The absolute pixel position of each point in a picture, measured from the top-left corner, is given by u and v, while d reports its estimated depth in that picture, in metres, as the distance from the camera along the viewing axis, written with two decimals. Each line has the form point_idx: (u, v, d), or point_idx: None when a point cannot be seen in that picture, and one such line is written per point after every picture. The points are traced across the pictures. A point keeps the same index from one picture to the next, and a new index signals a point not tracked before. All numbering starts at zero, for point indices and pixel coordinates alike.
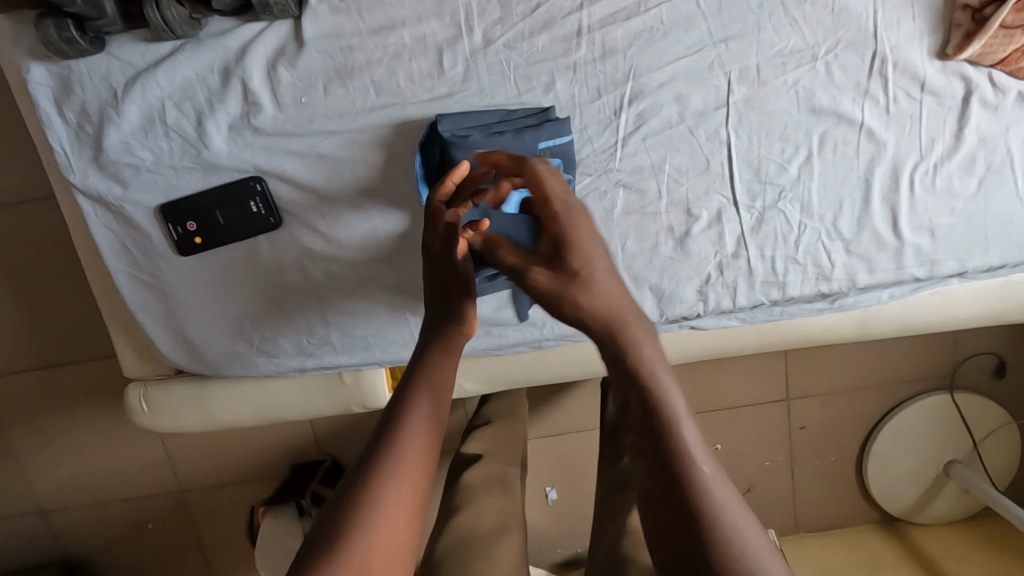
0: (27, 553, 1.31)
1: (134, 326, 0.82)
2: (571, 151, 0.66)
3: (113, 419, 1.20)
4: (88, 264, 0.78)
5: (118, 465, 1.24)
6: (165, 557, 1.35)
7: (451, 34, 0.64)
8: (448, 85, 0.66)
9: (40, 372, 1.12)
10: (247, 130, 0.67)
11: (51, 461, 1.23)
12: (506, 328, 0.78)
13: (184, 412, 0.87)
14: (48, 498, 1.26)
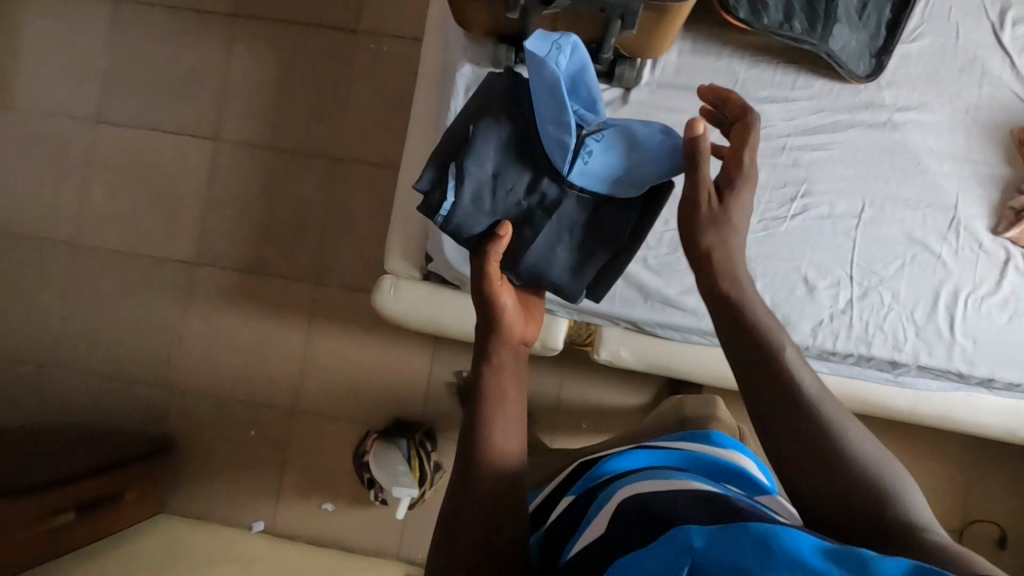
0: (178, 407, 1.64)
1: (417, 232, 1.19)
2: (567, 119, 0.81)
3: (304, 326, 1.65)
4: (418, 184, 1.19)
5: (286, 360, 1.65)
6: (270, 451, 1.63)
7: (709, 125, 1.09)
8: (698, 150, 1.09)
9: (292, 281, 1.65)
10: None
11: (245, 342, 1.65)
12: (677, 312, 1.09)
13: (418, 305, 1.21)
14: (222, 368, 1.64)
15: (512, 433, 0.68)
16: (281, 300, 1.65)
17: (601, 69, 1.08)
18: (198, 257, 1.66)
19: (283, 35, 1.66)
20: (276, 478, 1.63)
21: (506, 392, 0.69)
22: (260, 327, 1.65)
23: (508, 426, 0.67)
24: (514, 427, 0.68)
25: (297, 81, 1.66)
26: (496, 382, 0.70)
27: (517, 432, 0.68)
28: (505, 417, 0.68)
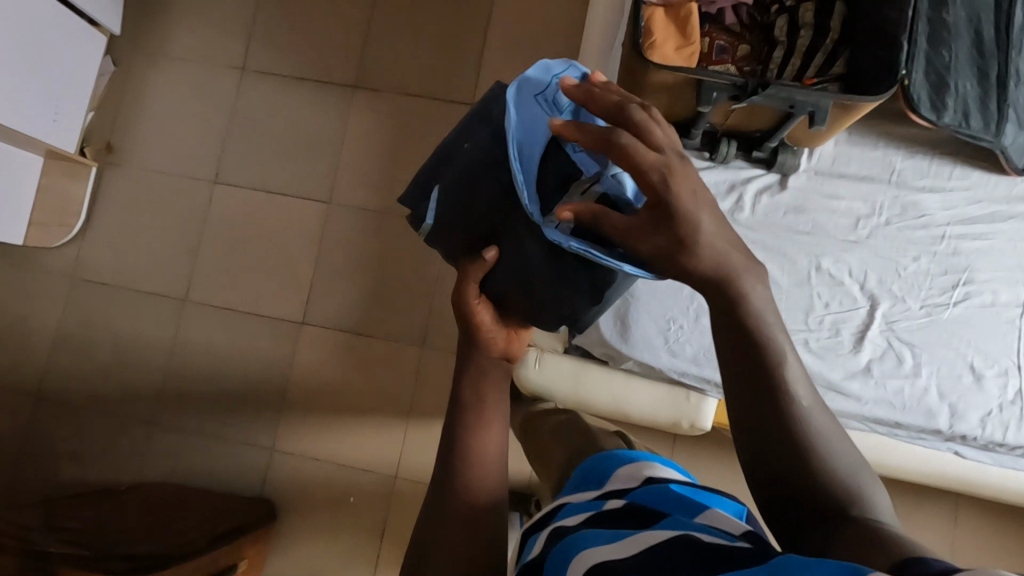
0: (283, 468, 1.63)
1: None
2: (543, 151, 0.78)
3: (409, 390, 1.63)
4: None
5: (389, 424, 1.63)
6: (370, 519, 1.60)
7: (868, 212, 1.10)
8: (857, 237, 1.10)
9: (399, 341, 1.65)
10: (730, 219, 1.12)
11: (350, 405, 1.64)
12: (840, 397, 1.08)
13: (563, 380, 1.20)
14: (326, 430, 1.64)
15: (484, 459, 0.72)
16: (387, 363, 1.65)
17: (762, 155, 1.11)
18: (307, 318, 1.67)
19: (402, 106, 1.72)
20: (374, 547, 1.59)
21: (481, 421, 0.74)
22: (366, 390, 1.64)
23: (480, 457, 0.72)
24: (489, 455, 0.73)
25: (412, 149, 1.71)
26: (473, 405, 0.75)
27: (493, 461, 0.73)
28: (479, 444, 0.73)
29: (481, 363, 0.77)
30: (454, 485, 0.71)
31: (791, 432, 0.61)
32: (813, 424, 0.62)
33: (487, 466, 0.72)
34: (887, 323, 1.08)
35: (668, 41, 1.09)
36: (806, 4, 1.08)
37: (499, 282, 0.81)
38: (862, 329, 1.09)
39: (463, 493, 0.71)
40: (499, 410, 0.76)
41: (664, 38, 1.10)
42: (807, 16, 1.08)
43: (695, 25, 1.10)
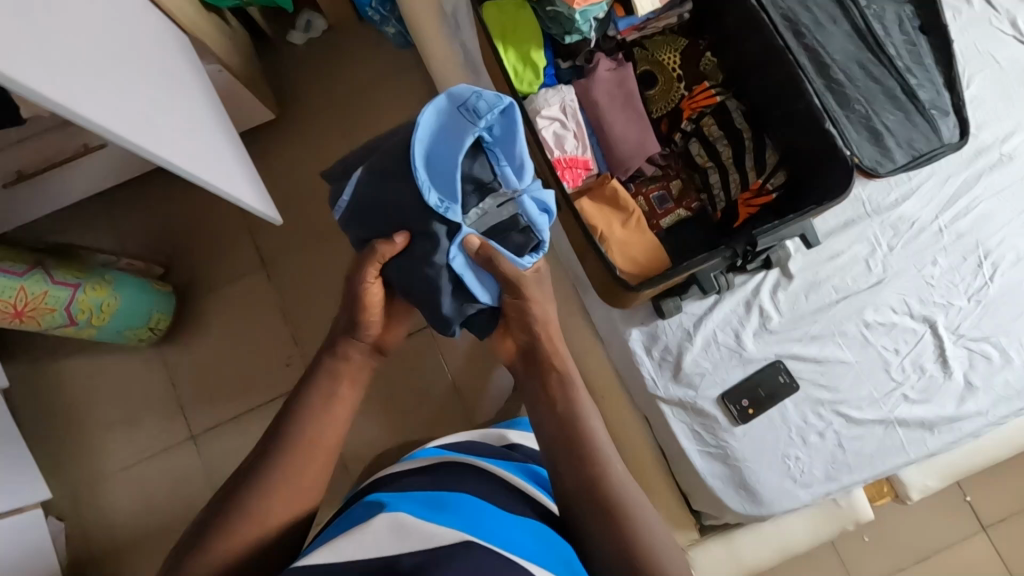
0: None
1: (671, 496, 1.12)
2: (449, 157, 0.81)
3: None
4: (649, 452, 1.14)
5: None
6: None
7: (869, 250, 1.11)
8: (877, 276, 1.10)
9: None
10: (766, 332, 1.10)
11: None
12: (966, 422, 1.07)
13: (719, 566, 1.12)
14: None
15: (309, 466, 0.76)
16: None
17: (756, 264, 1.10)
18: None
19: None
20: None
21: (332, 411, 0.80)
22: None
23: (307, 457, 0.76)
24: (315, 466, 0.77)
25: None
26: (330, 381, 0.82)
27: (317, 469, 0.77)
28: (305, 455, 0.76)
29: (334, 368, 0.83)
30: (274, 481, 0.73)
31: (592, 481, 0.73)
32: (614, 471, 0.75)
33: (312, 475, 0.76)
34: (954, 333, 1.08)
35: (614, 223, 1.07)
36: (705, 119, 1.09)
37: (395, 268, 0.83)
38: (939, 353, 1.08)
39: (281, 476, 0.74)
40: (343, 418, 0.81)
41: (608, 223, 1.07)
42: (714, 130, 1.08)
43: (625, 195, 1.08)
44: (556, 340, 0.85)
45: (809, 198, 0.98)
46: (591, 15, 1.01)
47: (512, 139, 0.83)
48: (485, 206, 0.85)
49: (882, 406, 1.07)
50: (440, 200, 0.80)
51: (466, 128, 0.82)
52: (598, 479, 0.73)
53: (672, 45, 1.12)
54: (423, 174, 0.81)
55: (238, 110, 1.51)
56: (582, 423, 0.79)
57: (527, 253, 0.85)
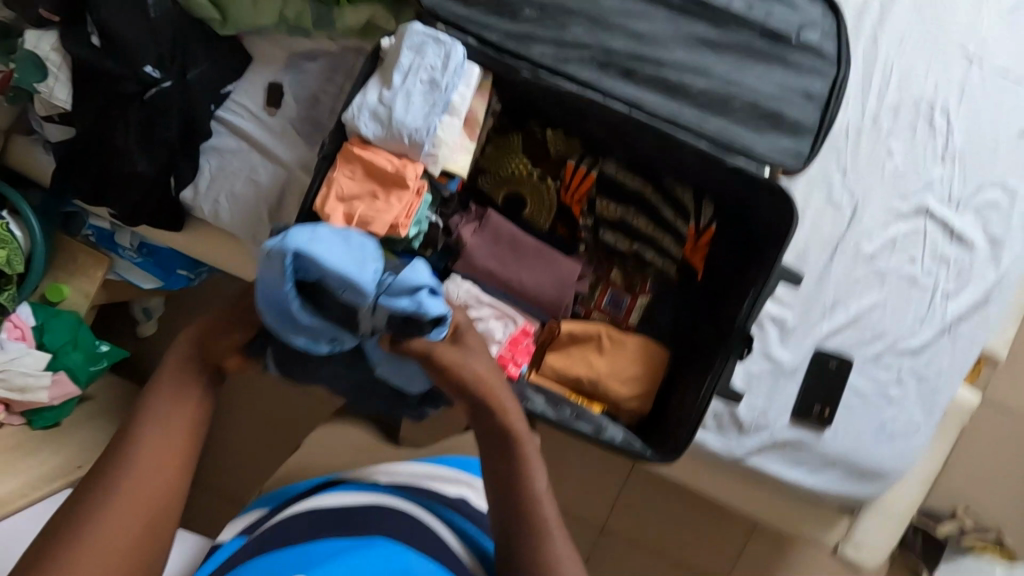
0: None
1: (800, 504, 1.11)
2: (282, 324, 0.61)
3: None
4: (762, 491, 1.10)
5: None
6: None
7: (826, 187, 0.99)
8: (850, 206, 0.99)
9: None
10: (791, 333, 1.01)
11: None
12: (1014, 271, 1.00)
13: (884, 531, 1.11)
14: None
15: (140, 510, 0.57)
16: None
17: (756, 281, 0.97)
18: None
19: None
20: None
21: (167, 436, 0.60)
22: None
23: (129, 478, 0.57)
24: (145, 509, 0.57)
25: None
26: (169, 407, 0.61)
27: (144, 513, 0.57)
28: (137, 483, 0.57)
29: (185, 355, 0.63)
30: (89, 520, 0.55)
31: (525, 538, 0.63)
32: (547, 523, 0.63)
33: (137, 512, 0.57)
34: (952, 203, 0.99)
35: (592, 361, 0.94)
36: (598, 203, 0.94)
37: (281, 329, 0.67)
38: (951, 231, 0.99)
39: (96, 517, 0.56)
40: (181, 431, 0.61)
41: (587, 367, 0.94)
42: (614, 210, 0.94)
43: (579, 326, 0.95)
44: (497, 390, 0.65)
45: (755, 228, 0.86)
46: (424, 213, 0.84)
47: (329, 270, 0.58)
48: (366, 319, 0.63)
49: (935, 316, 1.00)
50: (332, 344, 0.64)
51: (282, 297, 0.58)
52: (526, 526, 0.63)
53: (511, 150, 0.95)
54: (300, 340, 0.62)
55: None
56: (520, 466, 0.65)
57: (430, 328, 0.63)
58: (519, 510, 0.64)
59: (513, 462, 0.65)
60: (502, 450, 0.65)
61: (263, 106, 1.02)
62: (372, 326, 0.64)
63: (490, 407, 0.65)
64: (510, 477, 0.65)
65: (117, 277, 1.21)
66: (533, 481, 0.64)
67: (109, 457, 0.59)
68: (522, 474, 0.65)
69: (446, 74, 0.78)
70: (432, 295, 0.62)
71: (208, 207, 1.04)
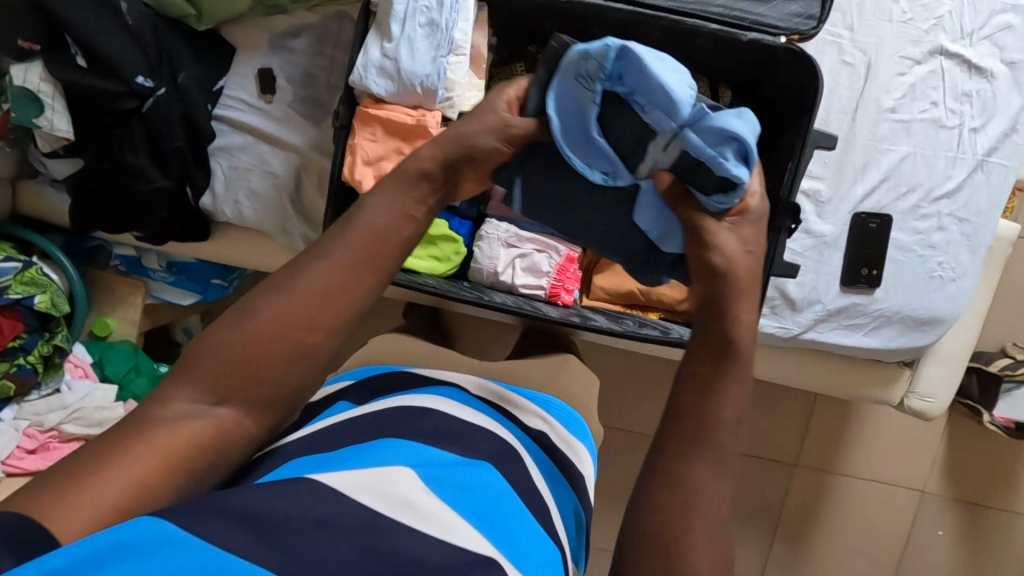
0: None
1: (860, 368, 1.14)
2: (569, 124, 0.74)
3: (844, 484, 1.62)
4: (822, 362, 1.13)
5: (874, 502, 1.62)
6: (971, 522, 1.61)
7: (837, 49, 0.98)
8: (865, 63, 0.98)
9: (793, 493, 1.62)
10: (826, 204, 1.02)
11: (847, 538, 1.64)
12: None
13: (946, 376, 1.14)
14: (873, 561, 1.65)
15: (294, 355, 0.59)
16: (816, 506, 1.63)
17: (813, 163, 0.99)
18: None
19: None
20: (996, 518, 1.60)
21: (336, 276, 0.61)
22: (838, 506, 1.63)
23: (305, 309, 0.59)
24: (294, 354, 0.59)
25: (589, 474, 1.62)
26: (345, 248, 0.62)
27: (292, 362, 0.59)
28: (302, 326, 0.59)
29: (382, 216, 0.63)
30: (252, 327, 0.58)
31: (678, 460, 0.60)
32: (706, 454, 0.60)
33: (286, 355, 0.59)
34: (966, 37, 0.97)
35: None
36: None
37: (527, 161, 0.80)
38: (969, 66, 0.98)
39: (260, 312, 0.59)
40: (341, 281, 0.61)
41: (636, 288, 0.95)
42: None
43: None
44: (730, 292, 0.66)
45: (771, 102, 0.85)
46: None
47: (649, 78, 0.69)
48: (653, 154, 0.74)
49: (964, 154, 1.00)
50: (603, 175, 0.78)
51: (585, 98, 0.72)
52: (697, 440, 0.60)
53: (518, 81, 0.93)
54: (577, 158, 0.77)
55: None
56: (711, 394, 0.62)
57: (713, 192, 0.69)
58: (696, 420, 0.61)
59: (709, 384, 0.63)
60: (707, 367, 0.64)
61: (258, 94, 1.00)
62: (653, 164, 0.74)
63: (716, 322, 0.66)
64: (702, 397, 0.62)
65: (155, 301, 1.22)
66: (722, 404, 0.62)
67: (299, 275, 0.60)
68: (717, 397, 0.62)
69: (444, 13, 0.76)
70: (733, 152, 0.67)
71: (230, 208, 1.03)
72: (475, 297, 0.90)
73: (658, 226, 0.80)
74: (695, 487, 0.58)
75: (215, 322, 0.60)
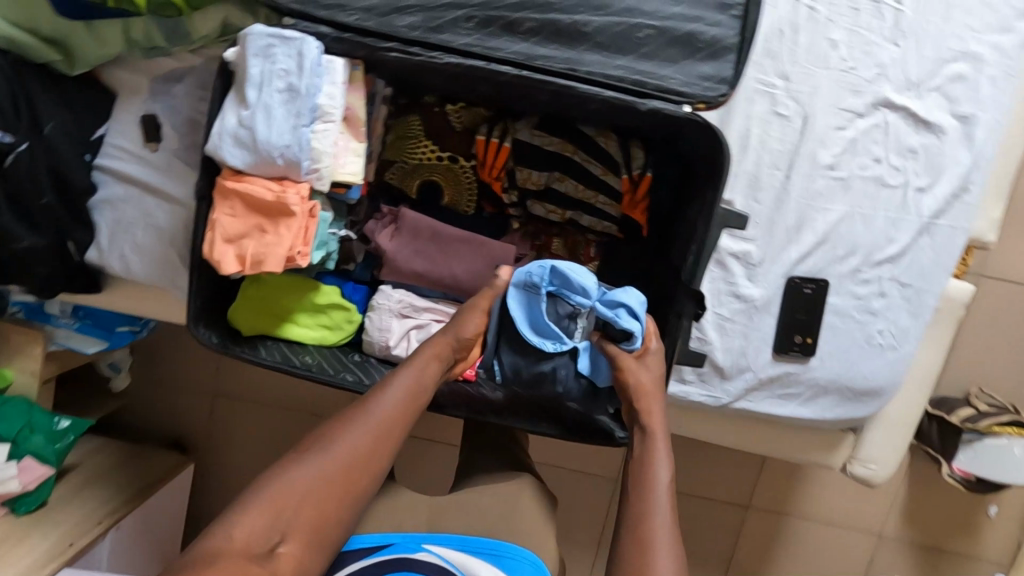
0: None
1: (800, 433, 1.07)
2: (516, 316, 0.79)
3: (800, 530, 1.55)
4: (758, 427, 1.06)
5: (830, 549, 1.56)
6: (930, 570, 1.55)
7: (771, 99, 0.88)
8: (801, 115, 0.89)
9: (747, 537, 1.56)
10: (757, 267, 0.93)
11: None
12: (990, 148, 0.89)
13: (890, 442, 1.07)
14: None
15: (351, 491, 0.65)
16: (771, 551, 1.57)
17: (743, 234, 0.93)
18: None
19: None
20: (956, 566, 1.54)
21: (376, 421, 0.69)
22: (796, 552, 1.56)
23: (367, 445, 0.67)
24: (353, 489, 0.66)
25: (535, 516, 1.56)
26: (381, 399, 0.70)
27: (348, 498, 0.65)
28: (362, 461, 0.66)
29: (426, 365, 0.74)
30: (321, 460, 0.64)
31: (636, 528, 0.65)
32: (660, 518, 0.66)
33: (344, 490, 0.65)
34: (911, 88, 0.88)
35: None
36: (518, 174, 0.84)
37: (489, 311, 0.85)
38: (915, 119, 0.89)
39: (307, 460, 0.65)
40: (375, 431, 0.68)
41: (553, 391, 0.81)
42: (536, 179, 0.84)
43: None
44: (650, 402, 0.74)
45: (694, 168, 0.77)
46: (326, 232, 0.76)
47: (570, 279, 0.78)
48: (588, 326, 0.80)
49: (909, 216, 0.91)
50: (555, 345, 0.78)
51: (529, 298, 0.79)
52: (640, 551, 0.63)
53: (413, 135, 0.85)
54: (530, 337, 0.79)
55: (168, 504, 1.35)
56: (646, 469, 0.70)
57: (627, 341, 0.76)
58: (639, 488, 0.69)
59: (640, 455, 0.72)
60: (636, 446, 0.73)
61: (142, 143, 0.93)
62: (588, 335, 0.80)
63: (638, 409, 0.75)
64: (641, 467, 0.71)
65: (60, 347, 1.15)
66: (656, 469, 0.70)
67: (361, 416, 0.69)
68: (642, 508, 0.67)
69: (304, 76, 0.68)
70: (631, 314, 0.74)
71: (117, 263, 0.96)
72: (358, 383, 0.80)
73: (598, 373, 0.79)
74: (653, 542, 0.64)
75: (279, 462, 0.65)
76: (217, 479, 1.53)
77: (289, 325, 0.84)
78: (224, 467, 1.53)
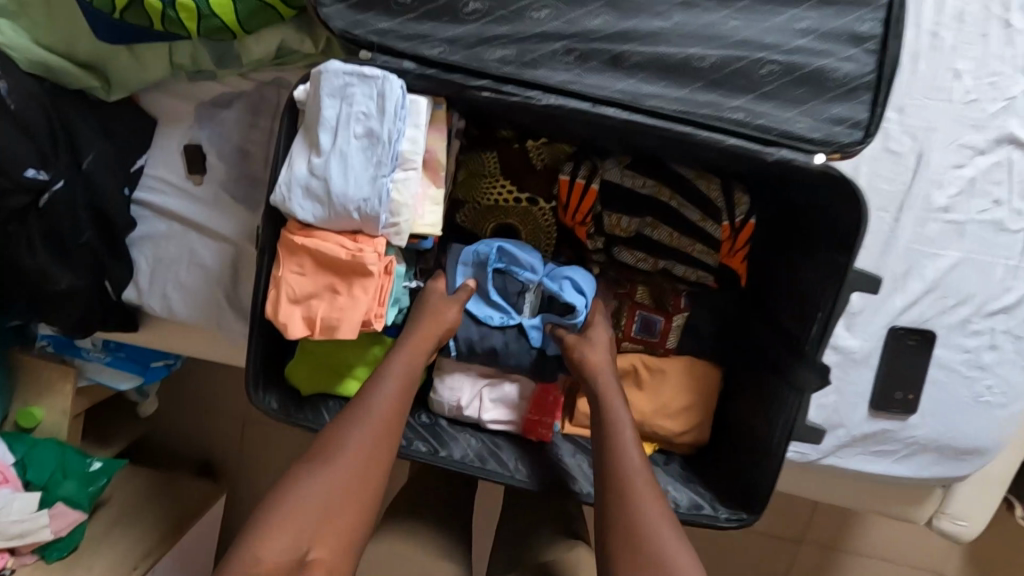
0: None
1: (886, 487, 0.99)
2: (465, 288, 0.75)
3: None
4: (843, 482, 0.98)
5: None
6: None
7: (882, 134, 0.80)
8: (915, 154, 0.80)
9: None
10: (857, 317, 0.85)
11: None
12: None
13: (982, 497, 0.99)
14: None
15: (368, 492, 0.59)
16: None
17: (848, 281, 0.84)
18: None
19: None
20: None
21: (370, 417, 0.62)
22: None
23: (368, 444, 0.60)
24: (368, 494, 0.59)
25: None
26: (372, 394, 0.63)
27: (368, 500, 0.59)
28: (372, 463, 0.60)
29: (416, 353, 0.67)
30: (324, 475, 0.58)
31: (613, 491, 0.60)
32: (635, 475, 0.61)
33: (355, 494, 0.58)
34: None
35: (631, 399, 0.80)
36: (605, 220, 0.76)
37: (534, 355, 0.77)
38: None
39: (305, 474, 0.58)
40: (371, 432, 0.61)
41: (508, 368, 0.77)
42: (626, 226, 0.76)
43: None
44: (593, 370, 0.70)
45: (814, 232, 0.67)
46: (399, 287, 0.69)
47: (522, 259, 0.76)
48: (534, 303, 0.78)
49: None
50: (501, 318, 0.76)
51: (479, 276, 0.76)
52: (622, 503, 0.59)
53: (487, 173, 0.77)
54: (480, 313, 0.76)
55: (201, 539, 1.28)
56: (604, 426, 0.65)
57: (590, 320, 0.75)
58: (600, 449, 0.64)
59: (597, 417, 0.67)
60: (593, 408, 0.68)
61: (186, 175, 0.85)
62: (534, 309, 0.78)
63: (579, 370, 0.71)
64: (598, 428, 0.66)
65: (91, 382, 1.08)
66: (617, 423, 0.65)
67: (354, 416, 0.62)
68: (613, 462, 0.62)
69: (386, 121, 0.60)
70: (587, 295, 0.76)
71: (158, 303, 0.88)
72: (432, 456, 0.73)
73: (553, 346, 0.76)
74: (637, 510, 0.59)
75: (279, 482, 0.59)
76: (247, 506, 1.47)
77: (350, 382, 0.76)
78: (255, 494, 1.46)
